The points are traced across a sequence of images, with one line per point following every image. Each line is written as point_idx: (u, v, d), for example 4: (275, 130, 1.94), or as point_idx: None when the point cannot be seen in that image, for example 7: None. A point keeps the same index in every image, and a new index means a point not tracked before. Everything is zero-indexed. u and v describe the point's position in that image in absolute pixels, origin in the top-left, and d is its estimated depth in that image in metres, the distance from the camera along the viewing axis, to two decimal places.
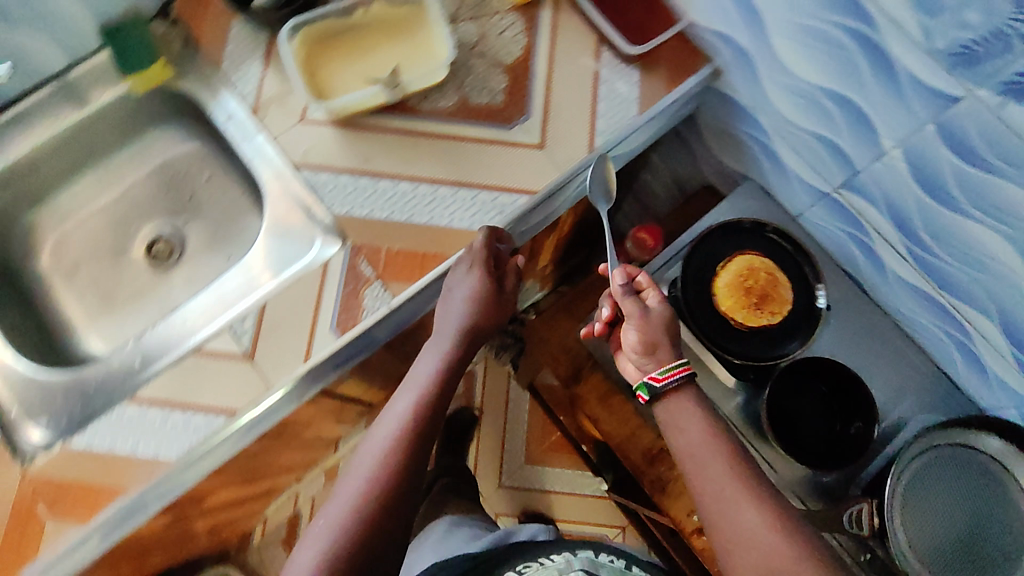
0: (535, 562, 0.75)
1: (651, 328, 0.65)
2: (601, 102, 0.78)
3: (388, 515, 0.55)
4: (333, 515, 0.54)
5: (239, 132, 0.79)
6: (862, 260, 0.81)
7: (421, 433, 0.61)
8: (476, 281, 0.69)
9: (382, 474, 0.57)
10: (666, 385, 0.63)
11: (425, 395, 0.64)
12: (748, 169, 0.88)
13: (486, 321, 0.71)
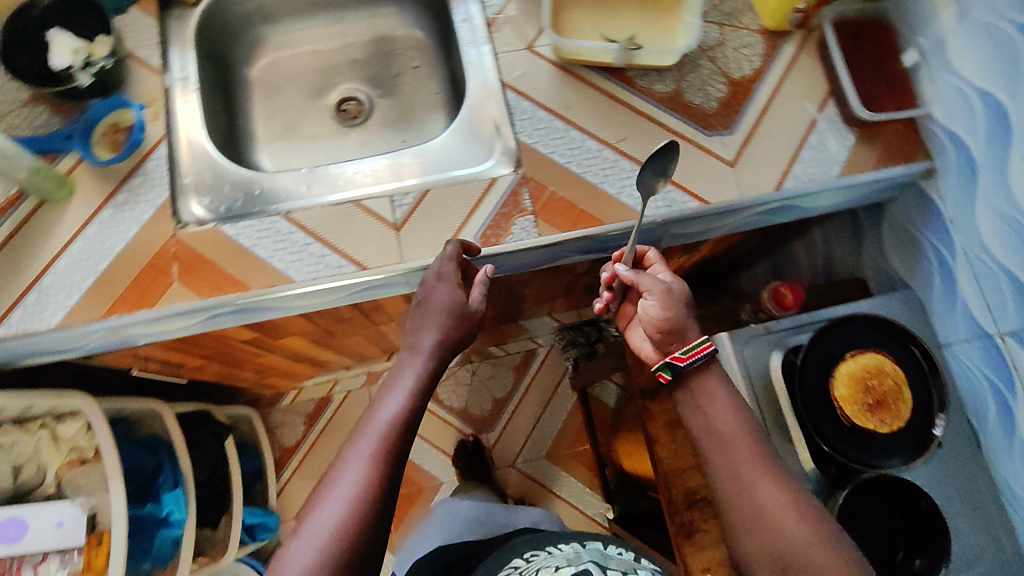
0: (543, 550, 0.70)
1: (673, 304, 0.66)
2: (806, 149, 0.77)
3: (373, 520, 0.54)
4: (310, 536, 0.53)
5: (470, 34, 0.82)
6: (994, 416, 0.75)
7: (396, 450, 0.57)
8: (448, 292, 0.64)
9: (361, 488, 0.54)
10: (691, 364, 0.65)
11: (405, 400, 0.59)
12: (913, 278, 0.84)
13: (467, 335, 0.65)
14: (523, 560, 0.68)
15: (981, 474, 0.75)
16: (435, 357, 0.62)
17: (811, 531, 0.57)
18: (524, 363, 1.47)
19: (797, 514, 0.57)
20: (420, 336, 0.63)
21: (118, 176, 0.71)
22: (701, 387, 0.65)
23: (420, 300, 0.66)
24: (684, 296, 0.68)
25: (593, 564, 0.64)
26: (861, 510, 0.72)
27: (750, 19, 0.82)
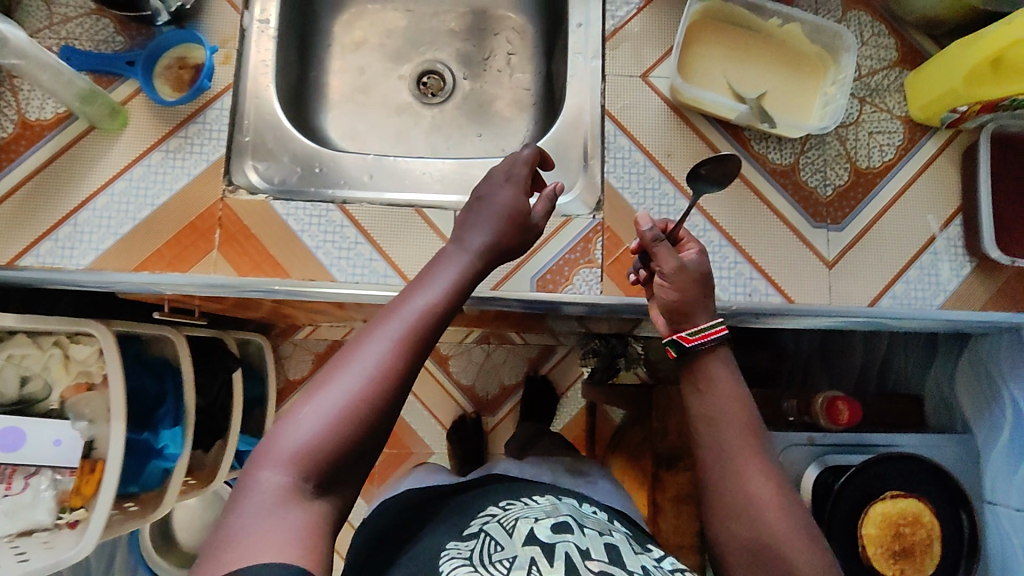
0: (518, 501, 0.65)
1: (686, 280, 0.59)
2: (914, 268, 0.69)
3: (392, 404, 0.48)
4: (322, 404, 0.46)
5: (579, 42, 0.73)
6: None
7: (426, 339, 0.50)
8: (513, 194, 0.58)
9: (383, 372, 0.48)
10: (695, 348, 0.57)
11: (444, 287, 0.53)
12: (977, 422, 0.78)
13: (516, 248, 0.59)
14: (500, 510, 0.63)
15: None
16: (480, 259, 0.56)
17: (795, 528, 0.51)
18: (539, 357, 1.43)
19: (784, 509, 0.52)
20: (472, 232, 0.57)
21: (177, 118, 0.66)
22: (703, 372, 0.57)
23: (479, 198, 0.60)
24: (703, 275, 0.60)
25: (571, 522, 0.59)
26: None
27: (896, 101, 0.73)
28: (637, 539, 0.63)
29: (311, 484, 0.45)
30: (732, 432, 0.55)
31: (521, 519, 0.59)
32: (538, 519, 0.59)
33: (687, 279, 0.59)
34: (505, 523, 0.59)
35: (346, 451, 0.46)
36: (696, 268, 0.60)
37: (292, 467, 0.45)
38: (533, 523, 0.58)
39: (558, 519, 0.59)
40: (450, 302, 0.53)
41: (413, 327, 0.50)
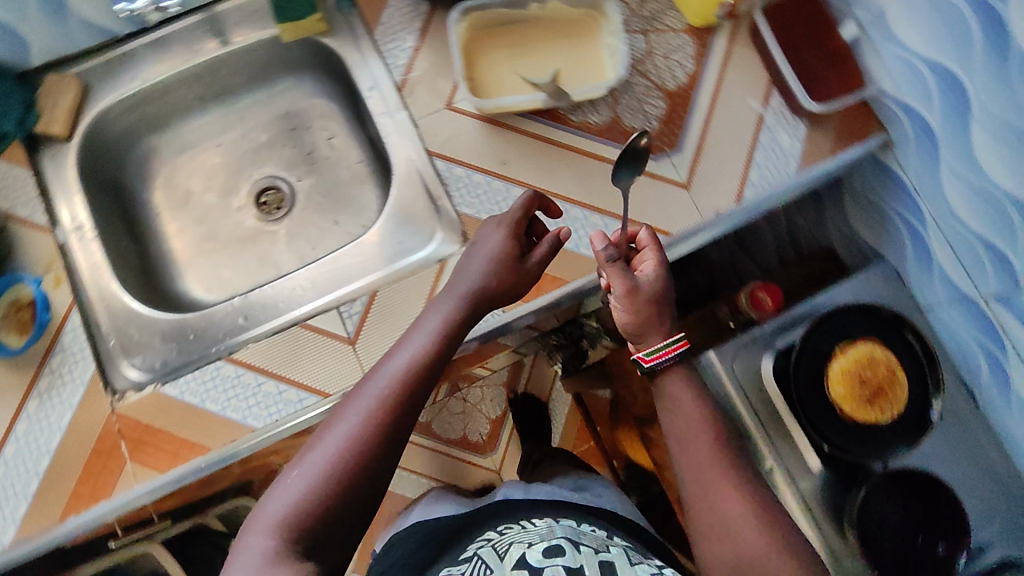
0: (516, 525, 0.63)
1: (641, 300, 0.61)
2: (758, 151, 0.73)
3: (379, 456, 0.50)
4: (304, 472, 0.48)
5: (380, 104, 0.75)
6: (986, 374, 0.73)
7: (413, 394, 0.54)
8: (501, 239, 0.64)
9: (364, 430, 0.50)
10: (655, 365, 0.62)
11: (427, 346, 0.57)
12: (884, 248, 0.81)
13: (513, 287, 0.63)
14: (493, 534, 0.62)
15: (989, 441, 0.72)
16: (470, 307, 0.61)
17: (773, 539, 0.53)
18: None
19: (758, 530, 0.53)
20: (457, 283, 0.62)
21: (35, 359, 0.64)
22: (664, 391, 0.62)
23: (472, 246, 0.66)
24: (657, 292, 0.61)
25: (567, 543, 0.57)
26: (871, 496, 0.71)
27: (673, 17, 0.76)
28: (636, 547, 0.62)
29: (295, 547, 0.45)
30: (699, 449, 0.59)
31: (517, 541, 0.58)
32: (532, 540, 0.58)
33: (639, 302, 0.61)
34: (499, 549, 0.58)
35: (331, 509, 0.47)
36: (648, 287, 0.61)
37: (278, 532, 0.46)
38: (526, 545, 0.57)
39: (553, 540, 0.57)
40: (434, 360, 0.56)
41: (394, 389, 0.53)
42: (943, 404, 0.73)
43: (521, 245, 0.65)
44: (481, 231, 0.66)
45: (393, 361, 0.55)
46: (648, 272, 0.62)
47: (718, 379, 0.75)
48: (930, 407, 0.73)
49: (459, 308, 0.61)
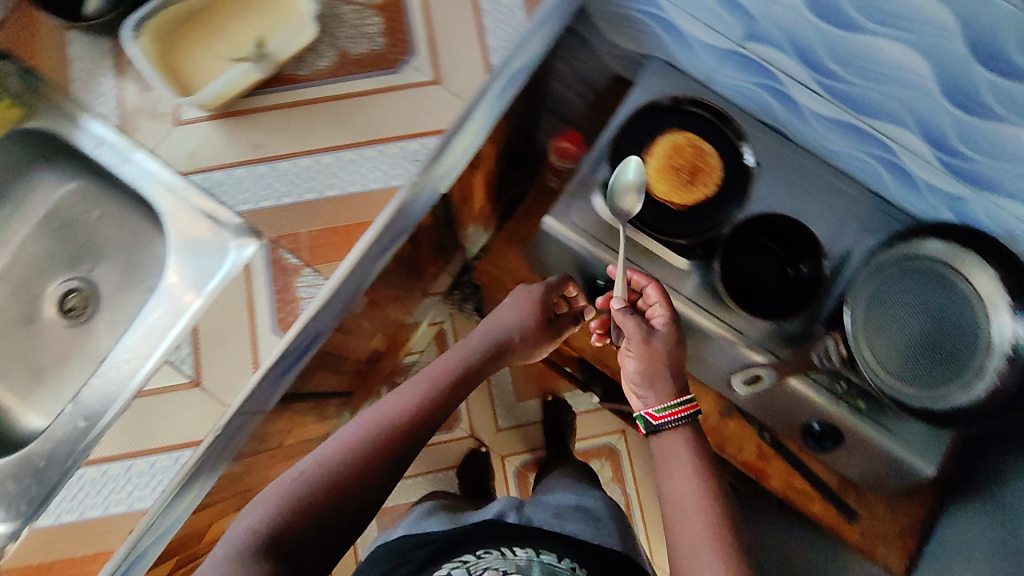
0: (495, 550, 0.69)
1: (651, 353, 0.69)
2: (485, 17, 0.72)
3: (357, 476, 0.58)
4: (293, 485, 0.56)
5: (113, 154, 0.74)
6: (777, 107, 0.79)
7: (403, 437, 0.62)
8: (521, 305, 0.79)
9: (352, 459, 0.59)
10: (665, 424, 0.66)
11: (428, 396, 0.67)
12: (649, 47, 0.84)
13: (526, 341, 0.78)
14: (473, 557, 0.67)
15: (811, 159, 0.81)
16: (476, 362, 0.73)
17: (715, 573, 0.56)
18: (440, 346, 1.45)
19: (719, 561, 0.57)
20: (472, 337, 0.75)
21: None
22: (665, 447, 0.66)
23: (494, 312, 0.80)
24: (670, 346, 0.69)
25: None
26: (730, 253, 0.75)
27: None
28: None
29: (270, 553, 0.53)
30: (681, 467, 0.64)
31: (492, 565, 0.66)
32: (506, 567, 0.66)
33: (656, 355, 0.69)
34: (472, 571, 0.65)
35: (308, 523, 0.55)
36: (662, 339, 0.69)
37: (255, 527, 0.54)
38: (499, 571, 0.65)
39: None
40: (438, 408, 0.67)
41: (393, 429, 0.62)
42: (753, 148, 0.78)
43: (546, 314, 0.80)
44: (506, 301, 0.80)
45: (399, 398, 0.65)
46: (663, 325, 0.70)
47: (561, 236, 0.79)
48: (743, 156, 0.77)
49: (472, 360, 0.73)
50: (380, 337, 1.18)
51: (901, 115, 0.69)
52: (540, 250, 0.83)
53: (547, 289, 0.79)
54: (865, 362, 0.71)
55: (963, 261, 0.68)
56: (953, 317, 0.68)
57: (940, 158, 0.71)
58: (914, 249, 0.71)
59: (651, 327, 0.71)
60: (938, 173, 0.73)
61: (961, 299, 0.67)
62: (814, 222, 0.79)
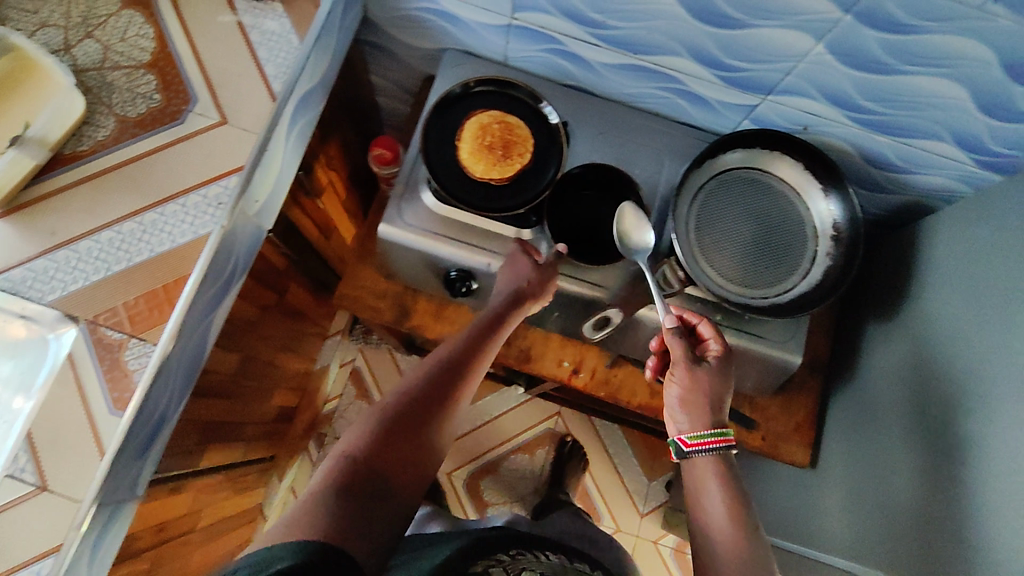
0: (525, 552, 0.64)
1: (698, 382, 0.66)
2: (259, 49, 0.73)
3: (380, 454, 0.56)
4: (374, 420, 0.58)
5: None
6: (570, 66, 0.82)
7: (423, 413, 0.60)
8: (518, 262, 0.73)
9: (414, 402, 0.60)
10: (695, 452, 0.63)
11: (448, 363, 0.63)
12: (441, 41, 0.85)
13: (536, 292, 0.72)
14: (507, 556, 0.62)
15: (619, 108, 0.86)
16: (491, 320, 0.68)
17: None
18: (357, 384, 1.39)
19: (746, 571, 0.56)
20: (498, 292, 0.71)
21: None
22: (696, 455, 0.64)
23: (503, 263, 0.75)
24: (717, 379, 0.67)
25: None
26: (559, 212, 0.77)
27: (104, 3, 0.73)
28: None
29: (361, 481, 0.54)
30: (714, 488, 0.61)
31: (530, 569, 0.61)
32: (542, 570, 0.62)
33: (698, 385, 0.66)
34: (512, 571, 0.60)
35: (387, 458, 0.56)
36: (711, 370, 0.67)
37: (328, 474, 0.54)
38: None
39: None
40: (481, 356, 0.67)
41: (432, 390, 0.61)
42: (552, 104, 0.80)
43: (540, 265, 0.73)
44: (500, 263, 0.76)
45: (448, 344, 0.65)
46: (717, 356, 0.68)
47: (401, 239, 0.78)
48: (546, 115, 0.79)
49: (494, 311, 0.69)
50: (280, 390, 1.16)
51: (672, 48, 0.72)
52: (390, 258, 0.83)
53: (523, 245, 0.74)
54: (712, 279, 0.76)
55: (766, 159, 0.79)
56: (771, 216, 0.79)
57: (720, 78, 0.74)
58: (716, 165, 0.80)
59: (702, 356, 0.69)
60: (722, 90, 0.77)
61: (777, 194, 0.79)
62: (636, 164, 0.83)
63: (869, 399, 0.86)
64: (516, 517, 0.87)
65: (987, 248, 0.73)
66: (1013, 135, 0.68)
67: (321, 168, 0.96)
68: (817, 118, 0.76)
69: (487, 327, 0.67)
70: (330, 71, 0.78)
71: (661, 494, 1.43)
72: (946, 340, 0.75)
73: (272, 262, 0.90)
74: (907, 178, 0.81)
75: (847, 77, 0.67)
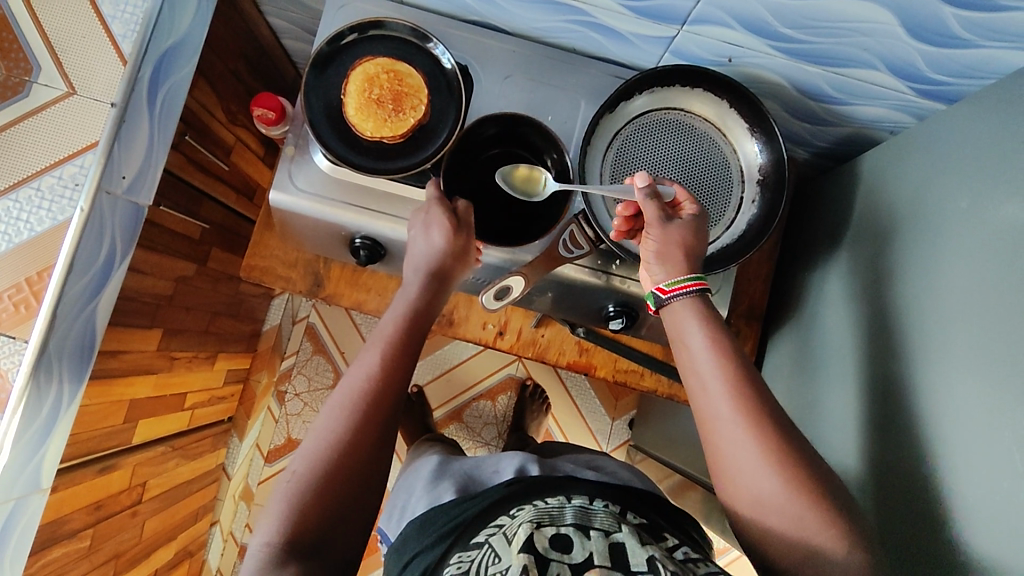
0: (528, 504, 0.59)
1: (676, 236, 0.62)
2: (103, 4, 0.68)
3: (338, 486, 0.53)
4: (292, 486, 0.52)
5: None
6: (469, 1, 0.74)
7: (374, 424, 0.55)
8: (443, 236, 0.63)
9: (332, 450, 0.53)
10: (673, 299, 0.61)
11: (386, 360, 0.58)
12: None
13: (458, 264, 0.65)
14: (507, 519, 0.58)
15: (530, 46, 0.77)
16: (419, 307, 0.63)
17: (795, 521, 0.52)
18: (315, 341, 1.37)
19: (777, 477, 0.52)
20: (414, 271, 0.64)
21: None
22: (702, 389, 0.58)
23: (412, 226, 0.66)
24: (690, 237, 0.62)
25: (577, 529, 0.54)
26: (461, 163, 0.70)
27: None
28: (650, 524, 0.58)
29: (293, 560, 0.49)
30: (710, 379, 0.57)
31: (526, 520, 0.55)
32: (540, 519, 0.55)
33: (673, 238, 0.62)
34: (509, 533, 0.55)
35: (331, 501, 0.52)
36: (686, 227, 0.63)
37: (284, 532, 0.50)
38: (533, 525, 0.54)
39: (561, 528, 0.54)
40: (404, 365, 0.59)
41: (376, 397, 0.56)
42: (441, 41, 0.72)
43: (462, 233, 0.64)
44: (417, 222, 0.65)
45: (365, 363, 0.58)
46: (688, 219, 0.64)
47: (295, 207, 0.72)
48: (440, 59, 0.72)
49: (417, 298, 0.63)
50: (224, 353, 1.14)
51: None
52: (291, 230, 0.77)
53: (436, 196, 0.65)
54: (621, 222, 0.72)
55: (685, 99, 0.74)
56: (692, 159, 0.75)
57: (627, 8, 0.67)
58: (626, 113, 0.74)
59: (675, 216, 0.64)
60: (632, 22, 0.70)
61: (700, 136, 0.75)
62: (550, 108, 0.76)
63: (805, 347, 0.84)
64: (528, 465, 0.75)
65: (920, 187, 0.68)
66: (949, 61, 0.64)
67: (221, 127, 0.89)
68: (741, 49, 0.70)
69: (417, 315, 0.62)
70: (199, 27, 0.71)
71: (625, 433, 1.45)
72: (875, 287, 0.72)
73: (177, 233, 0.86)
74: (844, 109, 0.77)
75: (763, 4, 0.61)
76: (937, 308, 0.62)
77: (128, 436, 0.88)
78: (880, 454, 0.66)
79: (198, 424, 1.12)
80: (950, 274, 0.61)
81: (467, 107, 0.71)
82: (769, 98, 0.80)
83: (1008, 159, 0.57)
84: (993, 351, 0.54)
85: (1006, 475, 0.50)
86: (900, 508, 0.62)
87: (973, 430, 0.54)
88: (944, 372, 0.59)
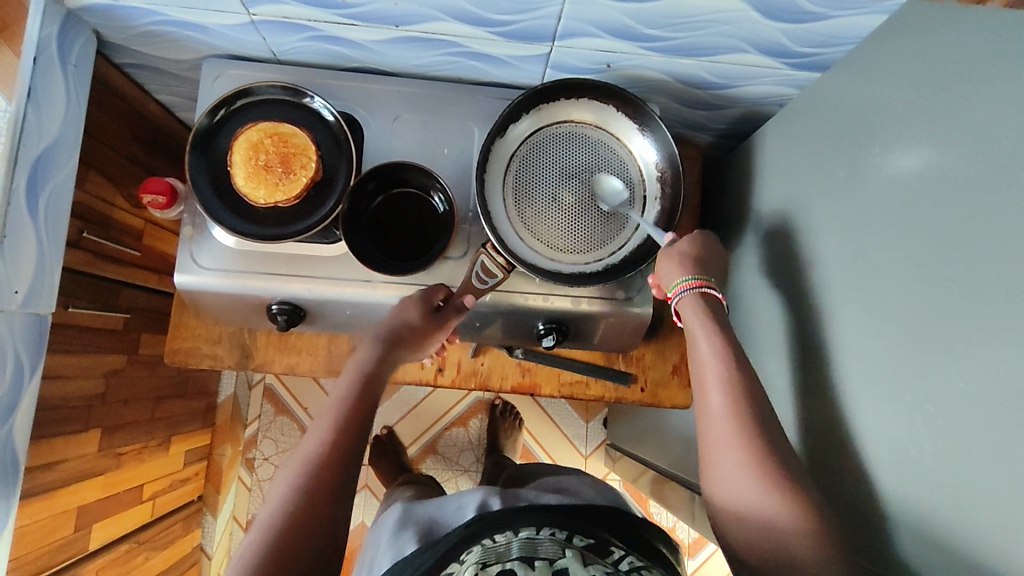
0: (477, 544, 0.58)
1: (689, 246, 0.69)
2: None
3: (311, 514, 0.54)
4: (267, 521, 0.53)
5: None
6: (343, 50, 0.73)
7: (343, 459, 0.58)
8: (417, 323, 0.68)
9: (306, 496, 0.55)
10: (681, 297, 0.68)
11: (347, 415, 0.62)
12: (199, 52, 0.74)
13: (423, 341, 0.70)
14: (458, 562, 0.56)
15: (413, 83, 0.77)
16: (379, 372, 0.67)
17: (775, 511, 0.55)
18: (275, 402, 1.35)
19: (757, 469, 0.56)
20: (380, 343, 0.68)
21: None
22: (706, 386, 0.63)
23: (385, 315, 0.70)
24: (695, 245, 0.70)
25: (522, 562, 0.54)
26: (357, 223, 0.71)
27: None
28: (596, 543, 0.58)
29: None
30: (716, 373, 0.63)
31: (472, 563, 0.55)
32: (485, 558, 0.55)
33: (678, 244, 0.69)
34: None
35: (306, 528, 0.53)
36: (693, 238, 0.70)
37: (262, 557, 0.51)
38: (478, 567, 0.54)
39: (506, 564, 0.54)
40: (363, 427, 0.62)
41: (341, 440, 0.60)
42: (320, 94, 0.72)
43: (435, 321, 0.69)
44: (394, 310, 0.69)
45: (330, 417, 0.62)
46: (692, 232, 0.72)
47: (201, 285, 0.71)
48: (321, 112, 0.71)
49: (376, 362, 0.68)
50: (179, 435, 1.12)
51: (433, 14, 0.64)
52: (206, 306, 0.76)
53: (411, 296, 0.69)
54: (532, 243, 0.73)
55: (572, 109, 0.75)
56: (591, 168, 0.75)
57: (496, 34, 0.67)
58: (517, 135, 0.74)
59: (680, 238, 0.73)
60: (505, 45, 0.70)
61: (594, 144, 0.75)
62: (444, 142, 0.77)
63: (736, 329, 0.85)
64: (486, 501, 0.74)
65: (807, 160, 0.70)
66: (811, 35, 0.65)
67: (126, 214, 0.87)
68: (616, 54, 0.71)
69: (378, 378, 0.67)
70: (67, 126, 0.70)
71: (600, 433, 1.46)
72: (784, 264, 0.73)
73: (96, 328, 0.84)
74: (730, 92, 0.79)
75: (620, 11, 0.62)
76: (833, 280, 0.63)
77: (84, 544, 0.85)
78: (808, 427, 0.67)
79: (163, 512, 1.10)
80: (843, 242, 0.62)
81: (357, 155, 0.71)
82: (658, 93, 0.81)
83: (877, 124, 0.59)
84: (888, 316, 0.55)
85: (913, 438, 0.51)
86: (827, 483, 0.63)
87: (882, 396, 0.55)
88: (850, 342, 0.60)
